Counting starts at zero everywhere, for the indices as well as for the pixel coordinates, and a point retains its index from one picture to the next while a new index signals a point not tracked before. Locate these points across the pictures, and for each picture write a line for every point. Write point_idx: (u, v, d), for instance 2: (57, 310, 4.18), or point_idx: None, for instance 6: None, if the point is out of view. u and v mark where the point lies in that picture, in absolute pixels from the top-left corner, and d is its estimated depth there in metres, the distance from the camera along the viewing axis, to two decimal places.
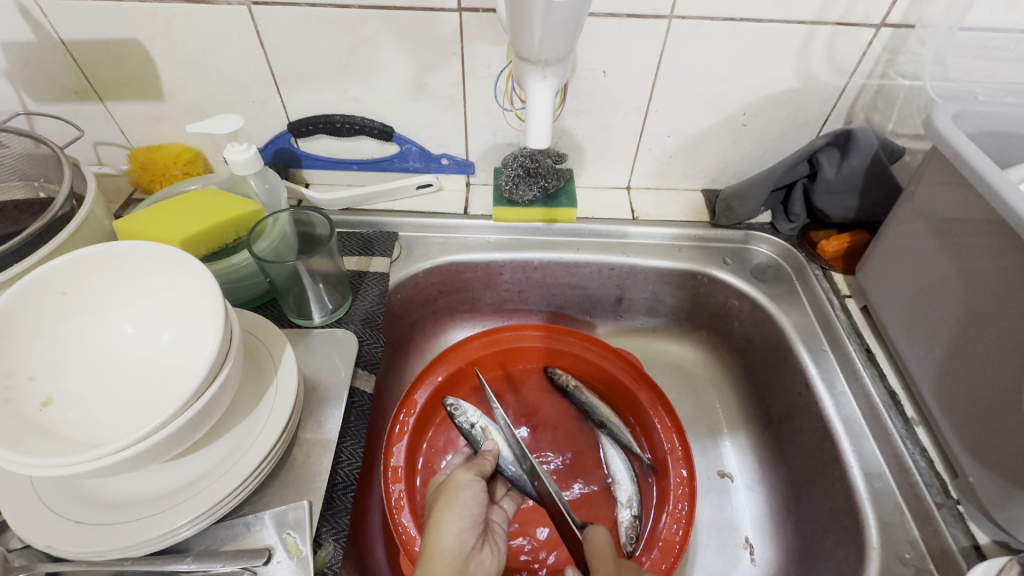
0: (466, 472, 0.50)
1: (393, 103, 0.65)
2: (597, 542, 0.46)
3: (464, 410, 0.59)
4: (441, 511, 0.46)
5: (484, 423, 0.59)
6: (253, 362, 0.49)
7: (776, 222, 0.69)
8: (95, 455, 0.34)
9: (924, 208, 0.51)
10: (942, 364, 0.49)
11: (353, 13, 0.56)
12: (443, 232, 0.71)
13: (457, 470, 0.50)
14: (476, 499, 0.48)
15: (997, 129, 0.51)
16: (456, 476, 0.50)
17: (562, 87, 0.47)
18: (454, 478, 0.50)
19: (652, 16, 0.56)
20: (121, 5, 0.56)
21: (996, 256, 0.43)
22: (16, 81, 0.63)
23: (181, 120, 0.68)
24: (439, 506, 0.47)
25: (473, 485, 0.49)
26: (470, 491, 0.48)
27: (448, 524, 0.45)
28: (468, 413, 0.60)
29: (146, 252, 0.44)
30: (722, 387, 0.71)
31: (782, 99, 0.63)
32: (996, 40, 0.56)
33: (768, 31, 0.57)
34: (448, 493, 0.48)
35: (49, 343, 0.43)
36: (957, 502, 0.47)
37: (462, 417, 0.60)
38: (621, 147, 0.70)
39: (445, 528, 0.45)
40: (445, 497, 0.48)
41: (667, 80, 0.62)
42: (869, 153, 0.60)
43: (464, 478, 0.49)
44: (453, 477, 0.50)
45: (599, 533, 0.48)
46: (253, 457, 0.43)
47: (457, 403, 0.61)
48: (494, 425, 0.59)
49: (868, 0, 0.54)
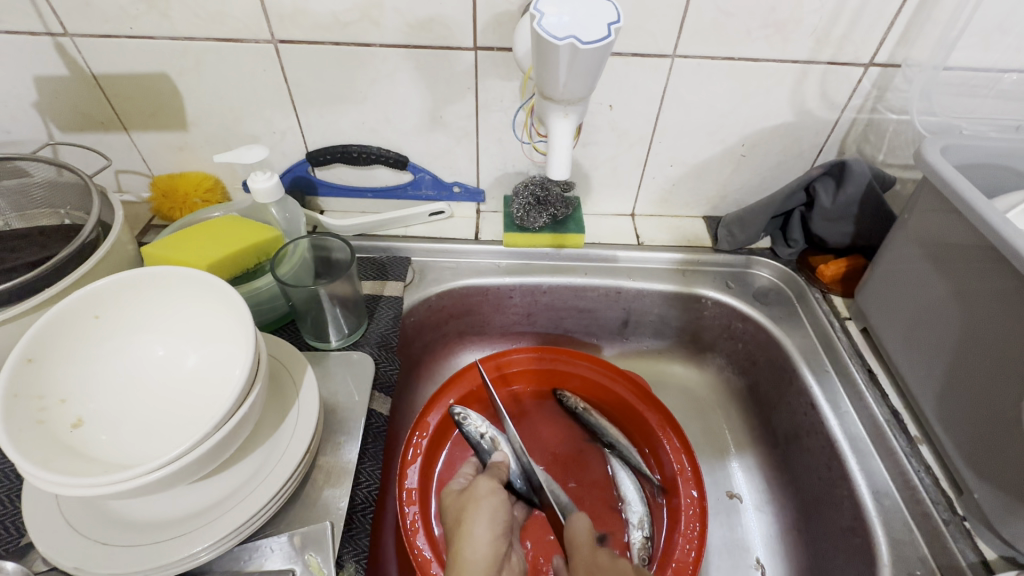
0: (489, 480, 0.52)
1: (408, 134, 0.68)
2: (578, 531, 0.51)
3: (473, 419, 0.61)
4: (469, 519, 0.48)
5: (492, 433, 0.61)
6: (276, 384, 0.50)
7: (776, 247, 0.72)
8: (129, 475, 0.35)
9: (919, 234, 0.53)
10: (943, 382, 0.51)
11: (374, 51, 0.60)
12: (454, 257, 0.73)
13: (481, 478, 0.51)
14: (502, 507, 0.50)
15: (981, 161, 0.54)
16: (481, 484, 0.51)
17: (580, 124, 0.52)
18: (479, 485, 0.51)
19: (656, 55, 0.59)
20: (153, 42, 0.59)
21: (988, 277, 0.46)
22: (44, 113, 0.65)
23: (202, 149, 0.70)
24: (470, 512, 0.48)
25: (499, 492, 0.51)
26: (496, 498, 0.50)
27: (479, 530, 0.47)
28: (477, 423, 0.61)
29: (178, 277, 0.46)
30: (728, 408, 0.73)
31: (778, 132, 0.67)
32: (977, 79, 0.60)
33: (764, 70, 0.61)
34: (475, 501, 0.49)
35: (80, 365, 0.44)
36: (963, 518, 0.49)
37: (472, 426, 0.61)
38: (626, 177, 0.73)
39: (479, 536, 0.46)
40: (471, 505, 0.49)
41: (670, 114, 0.65)
42: (863, 182, 0.63)
43: (489, 487, 0.51)
44: (477, 486, 0.51)
45: (581, 521, 0.52)
46: (277, 477, 0.44)
47: (465, 411, 0.62)
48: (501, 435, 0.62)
49: (856, 42, 0.58)
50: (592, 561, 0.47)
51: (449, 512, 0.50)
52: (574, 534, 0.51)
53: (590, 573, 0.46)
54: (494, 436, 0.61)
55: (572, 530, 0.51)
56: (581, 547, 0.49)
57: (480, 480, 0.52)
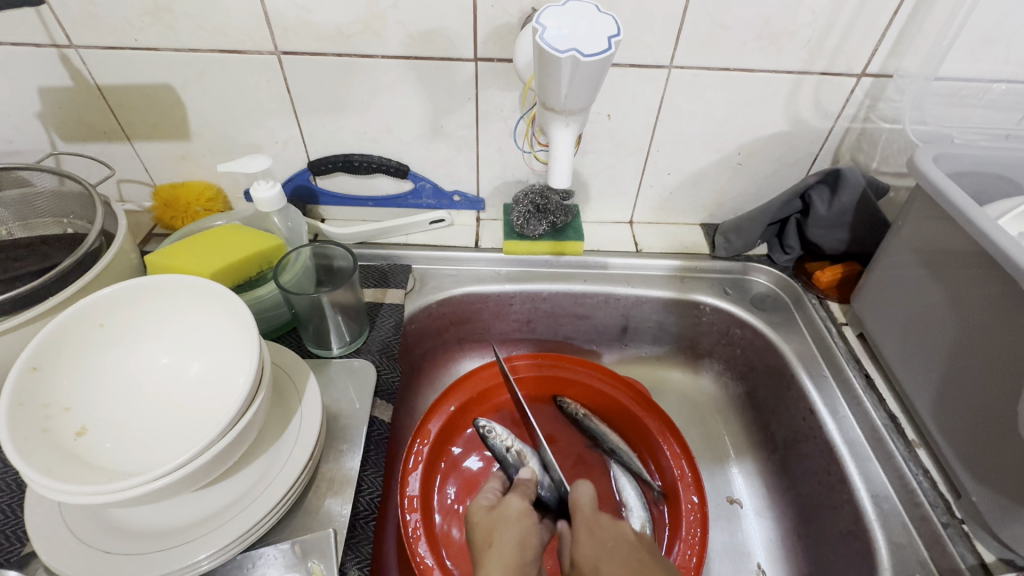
0: (520, 501, 0.51)
1: (409, 144, 0.69)
2: (579, 496, 0.51)
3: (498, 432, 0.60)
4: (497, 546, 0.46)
5: (518, 447, 0.61)
6: (278, 393, 0.50)
7: (773, 254, 0.73)
8: (134, 482, 0.35)
9: (913, 240, 0.54)
10: (939, 387, 0.52)
11: (376, 62, 0.61)
12: (455, 265, 0.73)
13: (511, 497, 0.50)
14: (533, 529, 0.48)
15: (972, 168, 0.55)
16: (512, 504, 0.50)
17: (580, 134, 0.52)
18: (511, 506, 0.50)
19: (653, 66, 0.61)
20: (157, 53, 0.60)
21: (983, 283, 0.47)
22: (48, 123, 0.66)
23: (204, 159, 0.71)
24: (499, 534, 0.46)
25: (529, 514, 0.49)
26: (528, 521, 0.48)
27: (509, 551, 0.45)
28: (502, 435, 0.61)
29: (181, 284, 0.46)
30: (726, 413, 0.73)
31: (774, 140, 0.68)
32: (966, 89, 0.61)
33: (759, 80, 0.62)
34: (506, 521, 0.48)
35: (85, 373, 0.44)
36: (961, 521, 0.49)
37: (496, 439, 0.61)
38: (624, 185, 0.74)
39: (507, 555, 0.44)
40: (505, 526, 0.47)
41: (667, 124, 0.66)
42: (857, 190, 0.64)
43: (520, 509, 0.50)
44: (509, 506, 0.50)
45: (584, 489, 0.51)
46: (280, 485, 0.44)
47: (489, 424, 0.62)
48: (528, 449, 0.61)
49: (849, 54, 0.59)
50: (594, 527, 0.46)
51: (477, 533, 0.48)
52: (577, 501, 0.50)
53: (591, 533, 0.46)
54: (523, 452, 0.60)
55: (575, 495, 0.51)
56: (583, 511, 0.49)
57: (512, 499, 0.51)
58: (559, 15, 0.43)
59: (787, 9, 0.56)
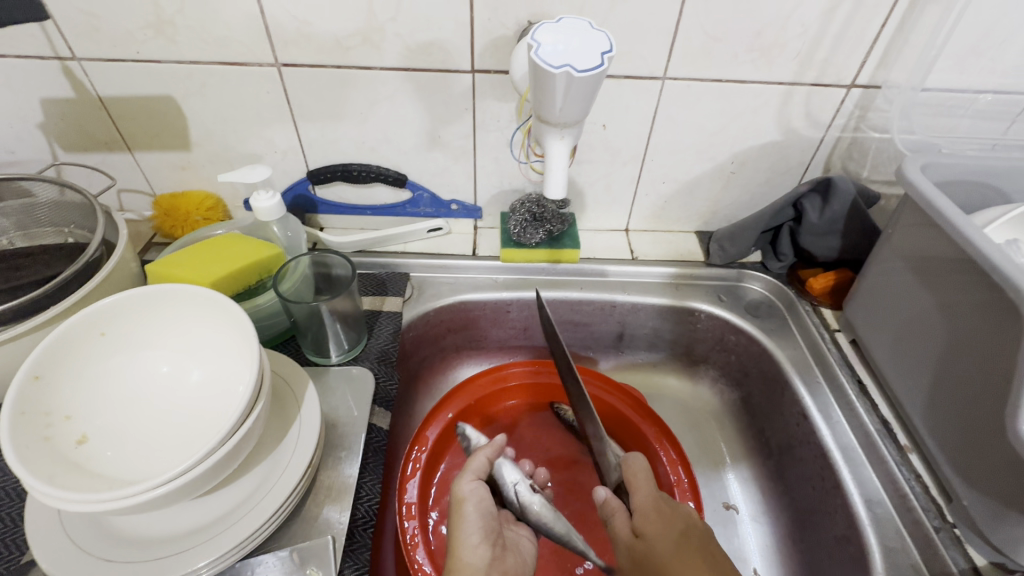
0: (469, 479, 0.51)
1: (407, 153, 0.70)
2: (636, 467, 0.52)
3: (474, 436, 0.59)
4: (456, 530, 0.48)
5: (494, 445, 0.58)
6: (278, 401, 0.51)
7: (766, 261, 0.74)
8: (135, 490, 0.35)
9: (902, 247, 0.55)
10: (930, 392, 0.52)
11: (375, 74, 0.62)
12: (452, 273, 0.74)
13: (463, 480, 0.51)
14: (486, 510, 0.50)
15: (959, 178, 0.56)
16: (463, 487, 0.51)
17: (575, 146, 0.54)
18: (459, 487, 0.51)
19: (647, 78, 0.62)
20: (159, 65, 0.61)
21: (970, 289, 0.47)
22: (49, 133, 0.67)
23: (204, 168, 0.71)
24: (457, 519, 0.49)
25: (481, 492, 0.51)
26: (477, 501, 0.50)
27: (466, 539, 0.47)
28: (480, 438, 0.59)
29: (182, 293, 0.47)
30: (722, 419, 0.74)
31: (766, 150, 0.69)
32: (953, 99, 0.62)
33: (751, 91, 0.63)
34: (463, 505, 0.50)
35: (86, 381, 0.44)
36: (953, 525, 0.49)
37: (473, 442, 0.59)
38: (620, 194, 0.75)
39: (472, 541, 0.47)
40: (457, 509, 0.50)
41: (661, 133, 0.67)
42: (848, 198, 0.65)
43: (469, 488, 0.51)
44: (457, 487, 0.51)
45: (637, 460, 0.53)
46: (279, 493, 0.44)
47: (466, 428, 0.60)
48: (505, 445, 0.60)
49: (838, 65, 0.61)
50: (659, 505, 0.47)
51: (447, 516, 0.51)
52: (633, 471, 0.52)
53: (661, 508, 0.47)
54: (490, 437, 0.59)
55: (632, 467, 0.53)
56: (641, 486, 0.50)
57: (461, 480, 0.52)
58: (553, 30, 0.44)
59: (777, 22, 0.57)
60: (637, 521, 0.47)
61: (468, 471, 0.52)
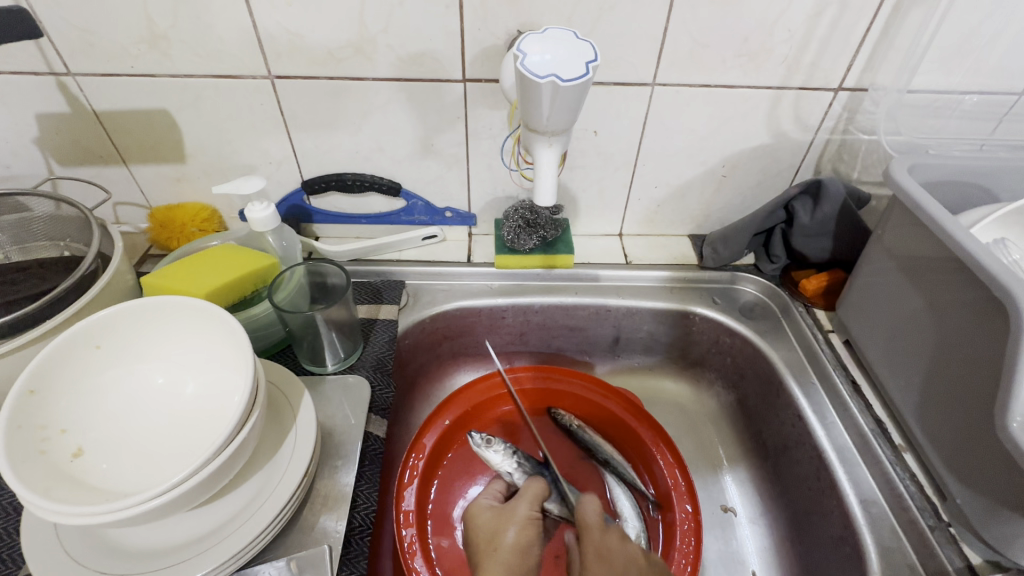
0: (527, 508, 0.55)
1: (401, 162, 0.70)
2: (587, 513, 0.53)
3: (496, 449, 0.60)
4: (500, 547, 0.50)
5: (514, 463, 0.61)
6: (274, 411, 0.51)
7: (760, 263, 0.75)
8: (127, 503, 0.35)
9: (893, 249, 0.56)
10: (922, 391, 0.53)
11: (367, 84, 0.62)
12: (447, 280, 0.74)
13: (519, 504, 0.55)
14: (534, 537, 0.53)
15: (944, 179, 0.57)
16: (517, 511, 0.54)
17: (564, 153, 0.54)
18: (517, 510, 0.54)
19: (637, 84, 0.62)
20: (153, 79, 0.61)
21: (955, 288, 0.48)
22: (45, 148, 0.67)
23: (199, 180, 0.72)
24: (502, 543, 0.51)
25: (532, 523, 0.53)
26: (530, 527, 0.53)
27: (504, 561, 0.49)
28: (497, 452, 0.61)
29: (177, 305, 0.47)
30: (718, 421, 0.74)
31: (756, 153, 0.70)
32: (941, 101, 0.63)
33: (740, 96, 0.64)
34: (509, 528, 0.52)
35: (83, 394, 0.45)
36: (948, 524, 0.50)
37: (493, 453, 0.61)
38: (613, 199, 0.75)
39: (508, 561, 0.49)
40: (500, 538, 0.51)
41: (652, 139, 0.68)
42: (838, 201, 0.66)
43: (525, 514, 0.54)
44: (515, 510, 0.54)
45: (589, 505, 0.54)
46: (273, 505, 0.44)
47: (485, 438, 0.61)
48: (522, 455, 0.62)
49: (825, 69, 0.61)
50: (601, 548, 0.49)
51: (482, 532, 0.53)
52: (583, 516, 0.53)
53: (600, 555, 0.48)
54: (525, 467, 0.62)
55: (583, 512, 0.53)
56: (591, 527, 0.51)
57: (518, 504, 0.55)
58: (541, 41, 0.45)
59: (763, 28, 0.58)
60: (582, 562, 0.48)
61: (525, 499, 0.56)
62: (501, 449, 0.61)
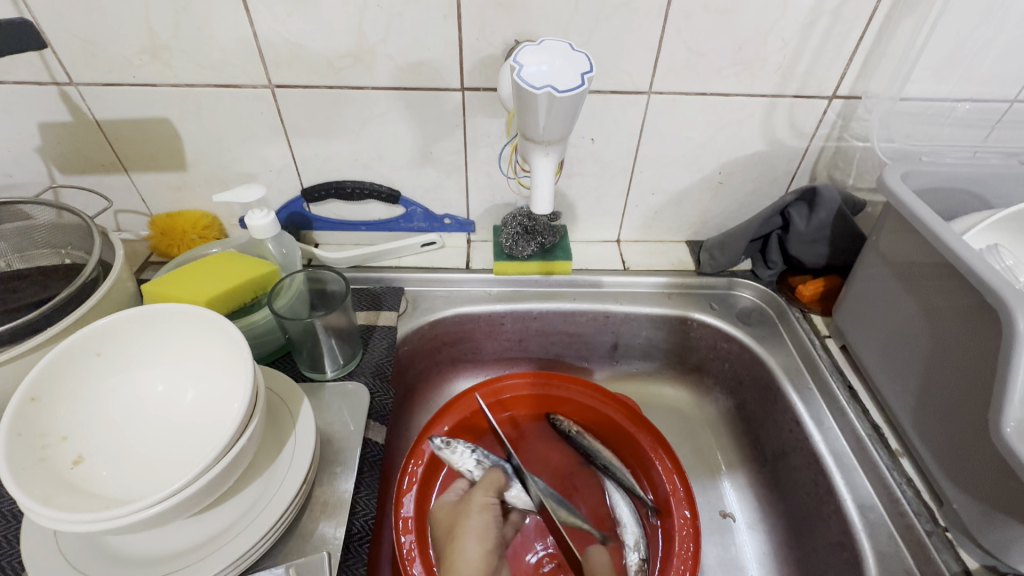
0: (484, 494, 0.55)
1: (400, 170, 0.71)
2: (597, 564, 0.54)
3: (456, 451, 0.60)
4: (462, 535, 0.51)
5: (476, 460, 0.61)
6: (273, 418, 0.51)
7: (757, 269, 0.75)
8: (126, 509, 0.35)
9: (887, 255, 0.56)
10: (918, 396, 0.53)
11: (367, 93, 0.63)
12: (446, 286, 0.75)
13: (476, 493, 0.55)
14: (492, 523, 0.53)
15: (937, 185, 0.58)
16: (474, 500, 0.54)
17: (561, 161, 0.55)
18: (473, 498, 0.55)
19: (633, 92, 0.63)
20: (155, 89, 0.62)
21: (949, 294, 0.48)
22: (47, 156, 0.68)
23: (200, 188, 0.72)
24: (461, 528, 0.52)
25: (489, 509, 0.54)
26: (486, 514, 0.53)
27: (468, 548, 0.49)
28: (457, 454, 0.61)
29: (177, 313, 0.48)
30: (717, 428, 0.74)
31: (753, 160, 0.70)
32: (933, 108, 0.64)
33: (735, 104, 0.64)
34: (466, 516, 0.53)
35: (83, 401, 0.45)
36: (945, 529, 0.50)
37: (454, 454, 0.61)
38: (610, 206, 0.76)
39: (470, 550, 0.49)
40: (459, 527, 0.52)
41: (648, 146, 0.68)
42: (834, 207, 0.66)
43: (482, 500, 0.54)
44: (472, 498, 0.55)
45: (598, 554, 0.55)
46: (272, 512, 0.44)
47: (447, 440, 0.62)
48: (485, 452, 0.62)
49: (819, 77, 0.62)
50: None
51: (443, 524, 0.54)
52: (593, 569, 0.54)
53: None
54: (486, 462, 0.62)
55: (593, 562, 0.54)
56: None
57: (473, 491, 0.56)
58: (538, 51, 0.45)
59: (757, 37, 0.59)
60: None
61: (481, 486, 0.56)
62: (459, 446, 0.61)
